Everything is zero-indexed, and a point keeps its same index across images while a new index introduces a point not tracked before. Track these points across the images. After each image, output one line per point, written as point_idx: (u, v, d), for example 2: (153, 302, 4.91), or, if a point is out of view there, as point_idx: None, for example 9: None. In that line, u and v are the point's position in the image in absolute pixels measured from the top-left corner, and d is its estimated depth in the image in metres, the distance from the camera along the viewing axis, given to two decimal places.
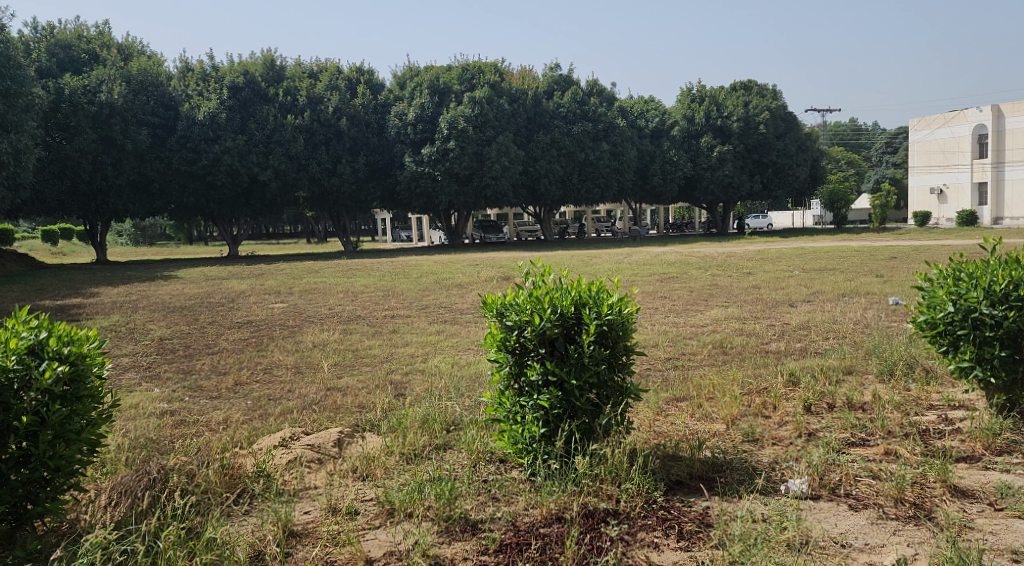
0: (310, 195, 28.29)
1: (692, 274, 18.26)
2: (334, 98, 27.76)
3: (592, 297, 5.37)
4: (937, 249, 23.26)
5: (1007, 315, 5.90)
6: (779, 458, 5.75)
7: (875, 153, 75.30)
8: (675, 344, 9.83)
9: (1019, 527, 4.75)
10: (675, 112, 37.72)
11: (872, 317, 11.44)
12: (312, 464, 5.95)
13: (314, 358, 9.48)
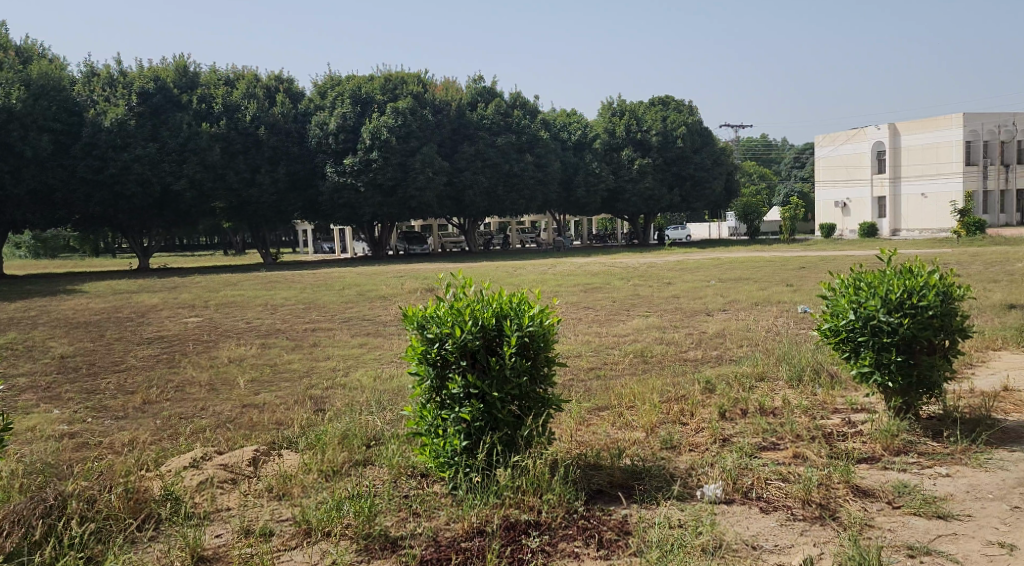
0: (227, 206, 27.70)
1: (614, 284, 18.59)
2: (252, 106, 27.05)
3: (513, 309, 5.41)
4: (844, 259, 24.24)
5: (902, 323, 6.21)
6: (696, 463, 5.90)
7: (784, 167, 78.08)
8: (597, 354, 9.99)
9: (914, 524, 4.99)
10: (596, 124, 38.14)
11: (782, 325, 11.86)
12: (224, 484, 5.82)
13: (229, 374, 9.27)
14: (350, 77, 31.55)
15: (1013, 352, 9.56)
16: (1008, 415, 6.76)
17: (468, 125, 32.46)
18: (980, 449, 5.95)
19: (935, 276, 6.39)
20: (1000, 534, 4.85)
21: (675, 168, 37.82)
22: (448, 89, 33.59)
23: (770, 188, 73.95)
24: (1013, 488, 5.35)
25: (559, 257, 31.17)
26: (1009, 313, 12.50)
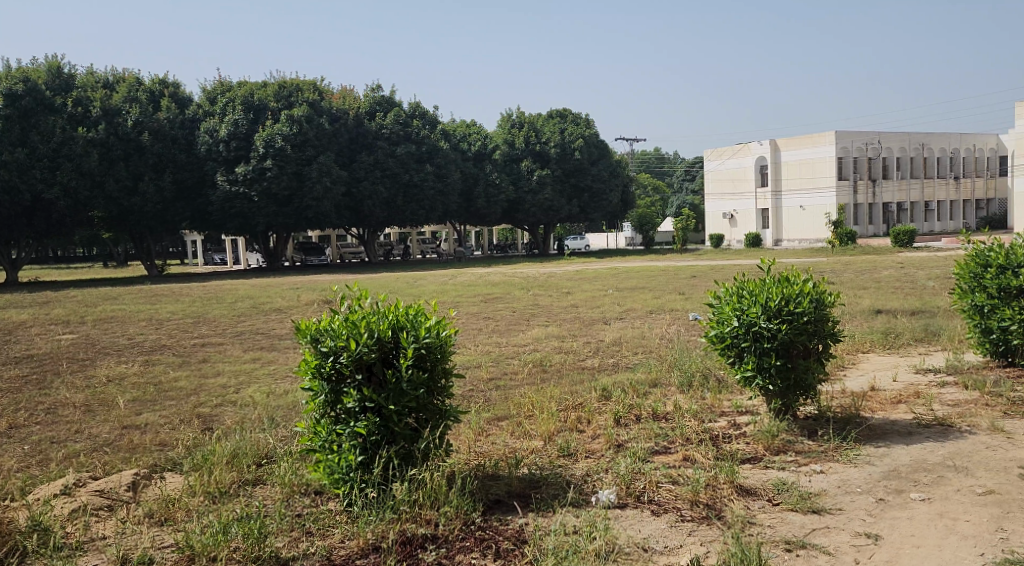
0: (106, 215, 26.44)
1: (514, 294, 18.70)
2: (134, 110, 25.82)
3: (409, 321, 5.36)
4: (732, 269, 25.19)
5: (781, 328, 6.48)
6: (591, 470, 5.96)
7: (676, 179, 80.53)
8: (497, 364, 10.01)
9: (792, 519, 5.17)
10: (496, 135, 38.38)
11: (676, 332, 12.21)
12: (100, 511, 5.51)
13: (109, 394, 8.83)
14: (241, 83, 30.68)
15: (880, 353, 10.15)
16: (874, 414, 7.15)
17: (366, 135, 32.10)
18: (849, 446, 6.27)
19: (810, 283, 6.71)
20: (867, 525, 5.06)
21: (573, 180, 38.72)
22: (346, 97, 32.96)
23: (664, 199, 75.99)
24: (879, 481, 5.64)
25: (460, 268, 31.14)
26: (877, 317, 13.27)
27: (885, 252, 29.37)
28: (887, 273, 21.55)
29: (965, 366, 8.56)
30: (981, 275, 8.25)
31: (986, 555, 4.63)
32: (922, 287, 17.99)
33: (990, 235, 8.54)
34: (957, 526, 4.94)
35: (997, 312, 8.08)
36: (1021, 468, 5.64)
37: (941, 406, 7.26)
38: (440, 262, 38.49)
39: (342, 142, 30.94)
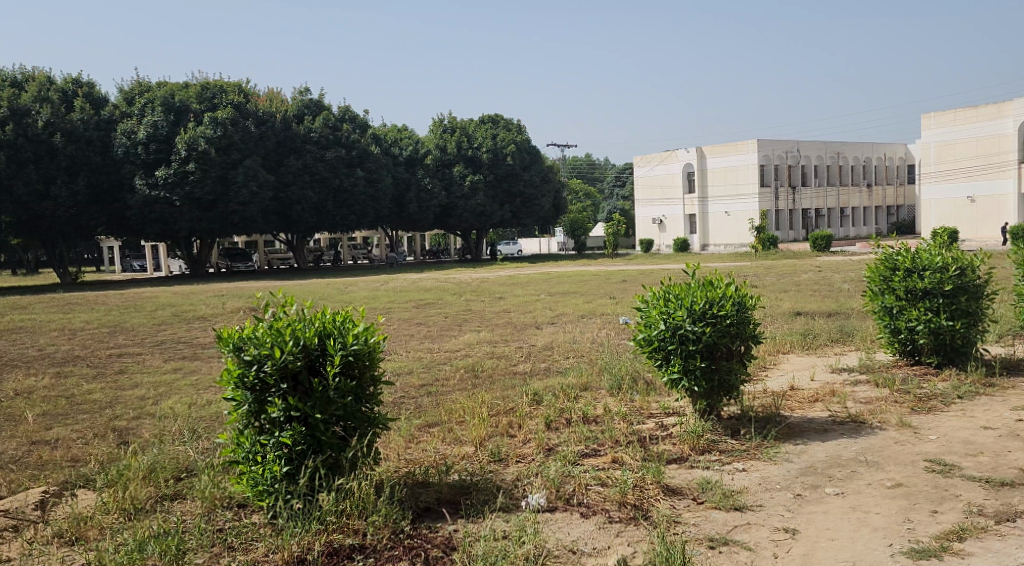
0: (15, 219, 25.42)
1: (447, 300, 18.66)
2: (46, 110, 24.84)
3: (336, 328, 5.31)
4: (660, 274, 25.64)
5: (705, 331, 6.64)
6: (522, 474, 5.98)
7: (606, 185, 81.57)
8: (429, 370, 9.99)
9: (715, 517, 5.27)
10: (428, 140, 38.27)
11: (606, 336, 12.37)
12: (6, 533, 5.31)
13: (17, 408, 8.49)
14: (160, 83, 29.97)
15: (800, 354, 10.47)
16: (793, 412, 7.39)
17: (295, 138, 31.26)
18: (769, 444, 6.47)
19: (732, 287, 6.90)
20: (785, 520, 5.17)
21: (506, 185, 38.89)
22: (273, 98, 32.33)
23: (595, 205, 76.76)
24: (797, 478, 5.81)
25: (392, 273, 30.90)
26: (797, 319, 13.71)
27: (806, 256, 30.29)
28: (807, 277, 22.27)
29: (877, 365, 8.91)
30: (890, 278, 8.58)
31: (894, 545, 4.76)
32: (839, 289, 18.66)
33: (898, 239, 8.92)
34: (868, 518, 5.08)
35: (905, 313, 8.44)
36: (927, 462, 5.89)
37: (855, 403, 7.55)
38: (372, 267, 38.08)
39: (269, 146, 30.29)
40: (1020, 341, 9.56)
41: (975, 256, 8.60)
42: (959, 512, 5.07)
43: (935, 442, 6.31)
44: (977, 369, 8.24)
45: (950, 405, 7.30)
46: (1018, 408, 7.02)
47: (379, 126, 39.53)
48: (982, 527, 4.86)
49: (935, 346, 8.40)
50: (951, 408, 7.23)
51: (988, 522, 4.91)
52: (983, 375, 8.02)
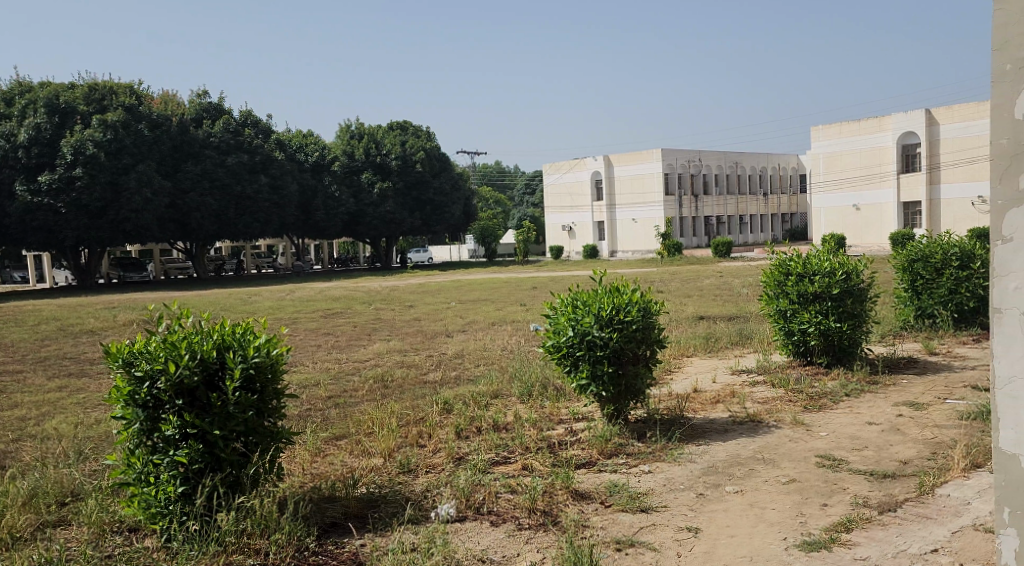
0: None
1: (355, 309, 18.44)
2: None
3: (236, 340, 5.18)
4: (569, 280, 25.99)
5: (612, 336, 6.76)
6: (431, 485, 5.95)
7: (516, 193, 82.26)
8: (337, 381, 9.85)
9: (622, 519, 5.34)
10: (334, 146, 37.69)
11: (516, 343, 12.47)
12: None
13: None
14: (43, 83, 28.59)
15: (702, 357, 10.79)
16: (696, 414, 7.60)
17: (192, 143, 30.26)
18: (674, 445, 6.65)
19: (637, 293, 7.06)
20: (688, 520, 5.26)
21: (415, 193, 39.00)
22: (168, 102, 31.21)
23: (506, 212, 77.10)
24: (700, 478, 5.97)
25: (298, 283, 30.31)
26: (698, 323, 14.11)
27: (707, 262, 31.19)
28: (709, 282, 22.99)
29: (772, 366, 9.25)
30: (784, 282, 8.94)
31: (789, 538, 4.86)
32: (739, 293, 19.32)
33: (791, 245, 9.29)
34: (764, 515, 5.23)
35: (798, 316, 8.79)
36: (818, 458, 6.15)
37: (752, 404, 7.82)
38: (278, 277, 37.20)
39: (165, 151, 29.25)
40: (901, 340, 10.11)
41: (860, 261, 9.04)
42: (846, 504, 5.29)
43: (825, 438, 6.60)
44: (863, 368, 8.66)
45: (838, 402, 7.65)
46: (899, 404, 7.42)
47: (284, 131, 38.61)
48: (867, 517, 5.02)
49: (827, 347, 8.79)
50: (839, 405, 7.57)
51: (873, 512, 5.09)
52: (867, 374, 8.44)
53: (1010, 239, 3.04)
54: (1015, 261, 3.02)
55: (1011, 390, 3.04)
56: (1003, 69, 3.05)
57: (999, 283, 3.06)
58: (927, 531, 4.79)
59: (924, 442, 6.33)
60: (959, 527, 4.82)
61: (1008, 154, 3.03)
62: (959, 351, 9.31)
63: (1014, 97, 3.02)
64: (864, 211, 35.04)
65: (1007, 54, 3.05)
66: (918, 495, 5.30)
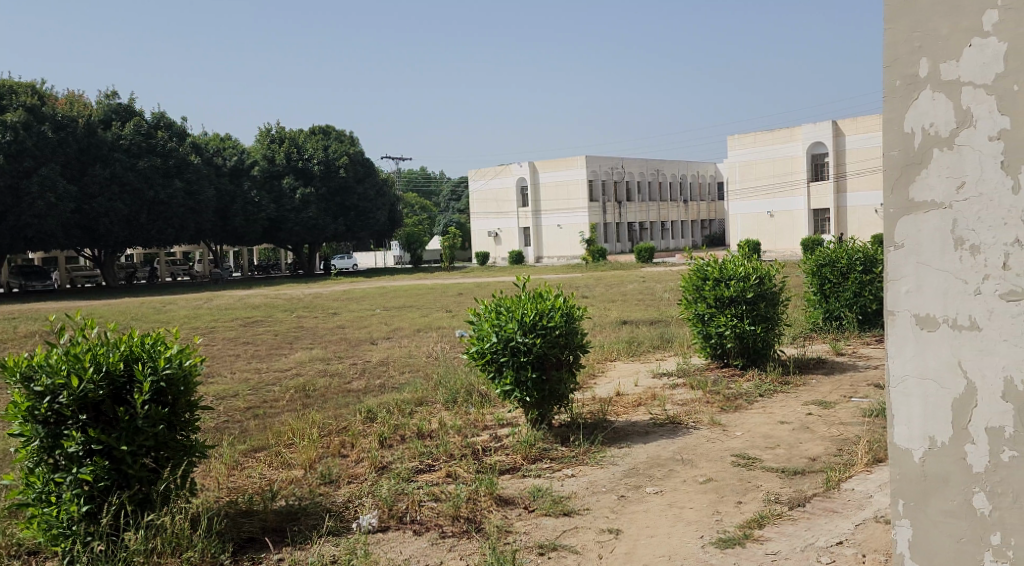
0: None
1: (276, 317, 18.13)
2: None
3: (145, 351, 4.99)
4: (494, 286, 26.10)
5: (535, 342, 6.82)
6: (353, 496, 5.90)
7: (442, 198, 82.20)
8: (256, 392, 9.65)
9: (544, 524, 5.37)
10: (253, 151, 36.92)
11: (441, 350, 12.45)
12: None
13: None
14: None
15: (625, 361, 10.96)
16: (618, 417, 7.73)
17: (100, 145, 29.18)
18: (596, 449, 6.75)
19: (560, 299, 7.15)
20: (609, 521, 5.35)
21: (338, 199, 38.61)
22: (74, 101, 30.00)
23: (431, 219, 76.95)
24: (621, 480, 6.08)
25: (216, 290, 29.60)
26: (622, 328, 14.34)
27: (629, 268, 31.71)
28: (632, 287, 23.44)
29: (691, 368, 9.48)
30: (701, 287, 9.15)
31: (704, 536, 4.98)
32: (661, 298, 19.73)
33: (708, 251, 9.53)
34: (682, 514, 5.37)
35: (714, 320, 9.03)
36: (733, 457, 6.33)
37: (672, 406, 7.99)
38: (194, 284, 36.23)
39: (70, 153, 28.12)
40: (811, 342, 10.49)
41: (773, 266, 9.35)
42: (759, 501, 5.46)
43: (739, 438, 6.81)
44: (775, 369, 8.97)
45: (753, 402, 7.89)
46: (808, 403, 7.69)
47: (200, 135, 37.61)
48: (779, 513, 5.20)
49: (742, 350, 9.06)
50: (753, 405, 7.81)
51: (783, 508, 5.28)
52: (780, 374, 8.73)
53: (903, 245, 2.91)
54: (908, 267, 2.90)
55: (905, 390, 2.92)
56: (892, 84, 2.90)
57: (894, 287, 2.94)
58: (833, 525, 4.95)
59: (830, 439, 6.59)
60: (862, 519, 5.00)
61: (898, 165, 2.90)
62: (864, 352, 9.71)
63: (905, 109, 2.87)
64: (777, 217, 36.14)
65: (896, 68, 2.89)
66: (825, 490, 5.52)
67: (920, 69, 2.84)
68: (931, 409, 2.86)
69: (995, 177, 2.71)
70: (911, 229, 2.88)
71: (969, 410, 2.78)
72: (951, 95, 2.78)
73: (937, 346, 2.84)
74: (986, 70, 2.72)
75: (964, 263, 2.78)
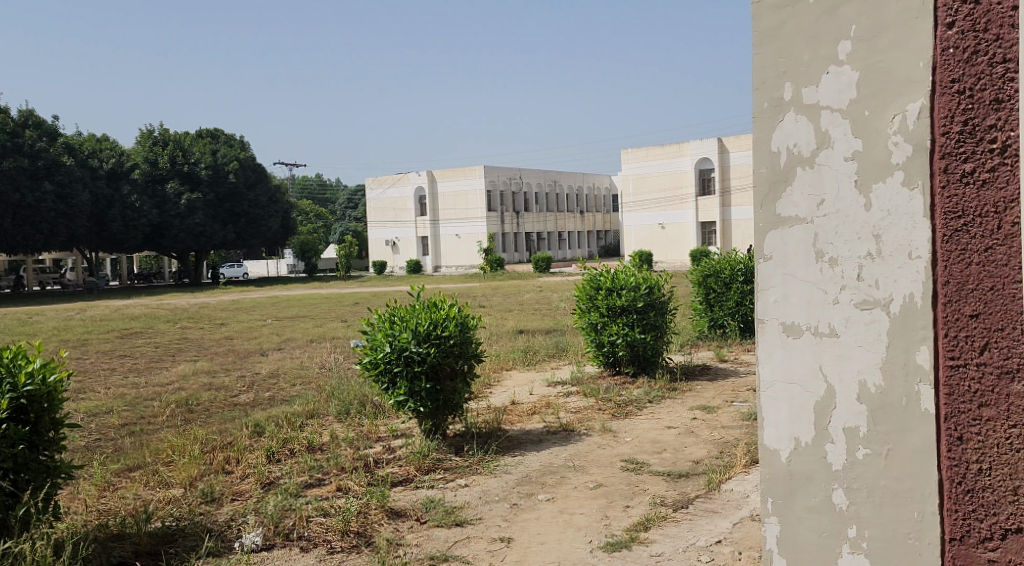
0: None
1: (158, 328, 17.50)
2: None
3: (4, 366, 4.73)
4: (390, 296, 25.93)
5: (429, 352, 6.82)
6: (236, 514, 5.76)
7: (339, 207, 81.33)
8: (134, 408, 9.27)
9: (436, 535, 5.38)
10: (133, 153, 35.37)
11: (333, 360, 12.28)
12: None
13: None
14: None
15: (520, 370, 11.07)
16: (512, 426, 7.82)
17: None
18: (490, 458, 6.81)
19: (455, 308, 7.19)
20: (501, 531, 5.39)
21: (227, 205, 37.64)
22: None
23: (327, 226, 75.83)
24: (513, 489, 6.15)
25: (94, 301, 28.31)
26: (518, 337, 14.47)
27: (527, 277, 32.04)
28: (529, 296, 23.74)
29: (585, 377, 9.64)
30: (594, 297, 9.38)
31: (593, 541, 5.10)
32: (556, 307, 20.04)
33: (601, 262, 9.76)
34: (573, 520, 5.48)
35: (607, 329, 9.25)
36: (622, 462, 6.51)
37: (566, 414, 8.13)
38: (66, 294, 34.37)
39: None
40: (697, 350, 10.86)
41: (662, 277, 9.65)
42: (646, 505, 5.63)
43: (629, 443, 7.00)
44: (664, 375, 9.25)
45: (642, 409, 8.11)
46: (693, 408, 7.99)
47: (74, 135, 35.87)
48: (663, 515, 5.37)
49: (632, 358, 9.31)
50: (642, 412, 8.03)
51: (667, 510, 5.46)
52: (668, 381, 9.01)
53: (768, 258, 2.20)
54: (774, 278, 2.19)
55: (772, 395, 2.19)
56: (756, 105, 2.19)
57: (759, 297, 2.22)
58: (713, 525, 5.15)
59: (713, 442, 6.86)
60: (740, 518, 5.22)
61: (772, 179, 2.17)
62: (745, 358, 10.14)
63: (770, 130, 2.17)
64: (668, 229, 37.30)
65: (757, 89, 2.18)
66: (707, 491, 5.74)
67: (785, 91, 2.14)
68: (796, 414, 2.15)
69: (856, 198, 2.06)
70: (778, 244, 2.17)
71: (828, 411, 2.11)
72: (811, 119, 2.11)
73: (802, 356, 2.15)
74: (843, 96, 2.07)
75: (824, 276, 2.11)
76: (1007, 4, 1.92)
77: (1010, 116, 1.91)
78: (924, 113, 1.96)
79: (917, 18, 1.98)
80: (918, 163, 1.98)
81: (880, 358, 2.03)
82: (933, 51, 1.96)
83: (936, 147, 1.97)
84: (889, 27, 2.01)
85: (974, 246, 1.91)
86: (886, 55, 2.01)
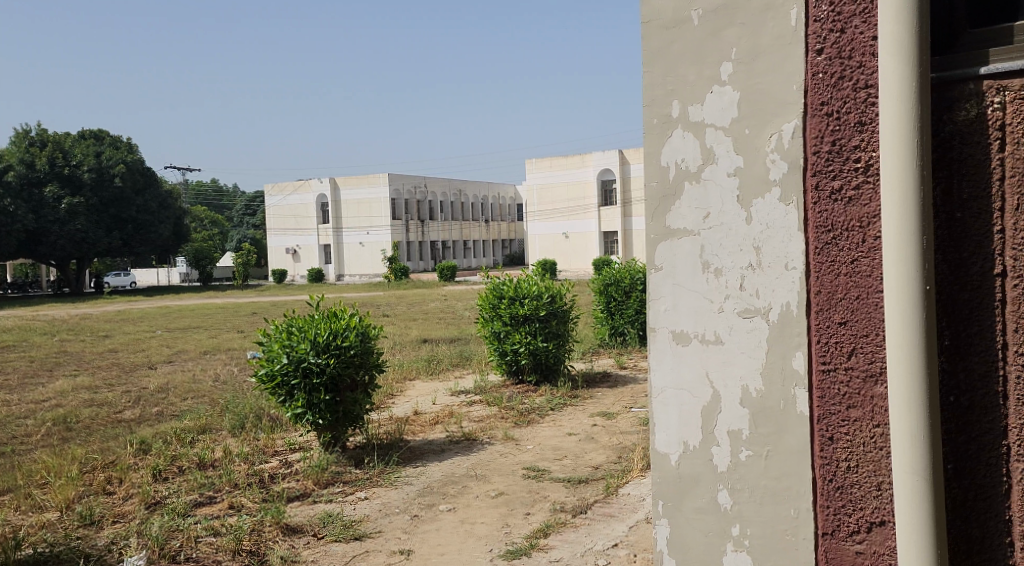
0: None
1: (36, 341, 16.64)
2: None
3: None
4: (289, 306, 25.37)
5: (328, 362, 6.72)
6: (119, 537, 5.52)
7: (236, 213, 79.21)
8: (5, 427, 8.79)
9: (332, 550, 5.30)
10: (8, 154, 33.68)
11: (228, 373, 11.95)
12: None
13: None
14: None
15: (424, 380, 11.02)
16: (415, 436, 7.77)
17: None
18: (391, 469, 6.77)
19: (355, 318, 7.12)
20: (400, 543, 5.35)
21: (113, 210, 36.10)
22: None
23: (223, 233, 73.69)
24: (414, 500, 6.12)
25: None
26: (422, 347, 14.40)
27: (432, 286, 31.93)
28: (433, 305, 23.67)
29: (488, 386, 9.65)
30: (497, 305, 9.44)
31: (493, 550, 5.13)
32: (460, 317, 20.03)
33: (503, 271, 9.82)
34: (474, 530, 5.49)
35: (510, 337, 9.31)
36: (524, 470, 6.57)
37: (468, 423, 8.14)
38: None
39: None
40: (598, 357, 11.06)
41: (564, 286, 9.79)
42: (546, 511, 5.70)
43: (530, 451, 7.07)
44: (565, 383, 9.37)
45: (544, 417, 8.21)
46: (594, 415, 8.14)
47: None
48: (563, 521, 5.45)
49: (534, 366, 9.40)
50: (544, 420, 8.12)
51: (567, 516, 5.54)
52: (569, 389, 9.14)
53: (660, 269, 2.27)
54: (663, 287, 2.26)
55: (662, 400, 2.27)
56: (646, 120, 2.26)
57: (650, 306, 2.29)
58: (610, 529, 5.25)
59: (611, 448, 7.00)
60: (636, 521, 5.34)
61: (661, 193, 2.25)
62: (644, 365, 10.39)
63: (659, 145, 2.25)
64: (572, 239, 37.83)
65: (645, 105, 2.26)
66: (605, 496, 5.86)
67: (672, 109, 2.23)
68: (684, 419, 2.23)
69: (738, 212, 2.15)
70: (668, 255, 2.25)
71: (713, 416, 2.19)
72: (697, 134, 2.20)
73: (688, 363, 2.23)
74: (726, 115, 2.16)
75: (709, 286, 2.19)
76: (871, 34, 1.99)
77: (872, 138, 1.98)
78: (799, 133, 2.07)
79: (792, 43, 2.07)
80: (792, 180, 2.08)
81: (758, 364, 2.13)
82: (804, 76, 2.06)
83: (808, 165, 2.07)
84: (767, 50, 2.11)
85: (844, 258, 2.02)
86: (762, 78, 2.12)
